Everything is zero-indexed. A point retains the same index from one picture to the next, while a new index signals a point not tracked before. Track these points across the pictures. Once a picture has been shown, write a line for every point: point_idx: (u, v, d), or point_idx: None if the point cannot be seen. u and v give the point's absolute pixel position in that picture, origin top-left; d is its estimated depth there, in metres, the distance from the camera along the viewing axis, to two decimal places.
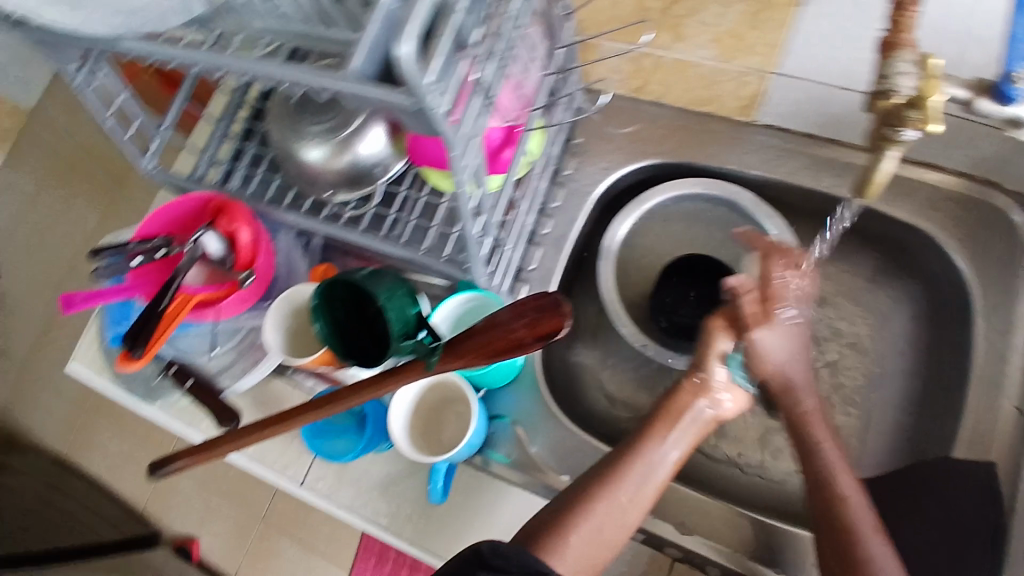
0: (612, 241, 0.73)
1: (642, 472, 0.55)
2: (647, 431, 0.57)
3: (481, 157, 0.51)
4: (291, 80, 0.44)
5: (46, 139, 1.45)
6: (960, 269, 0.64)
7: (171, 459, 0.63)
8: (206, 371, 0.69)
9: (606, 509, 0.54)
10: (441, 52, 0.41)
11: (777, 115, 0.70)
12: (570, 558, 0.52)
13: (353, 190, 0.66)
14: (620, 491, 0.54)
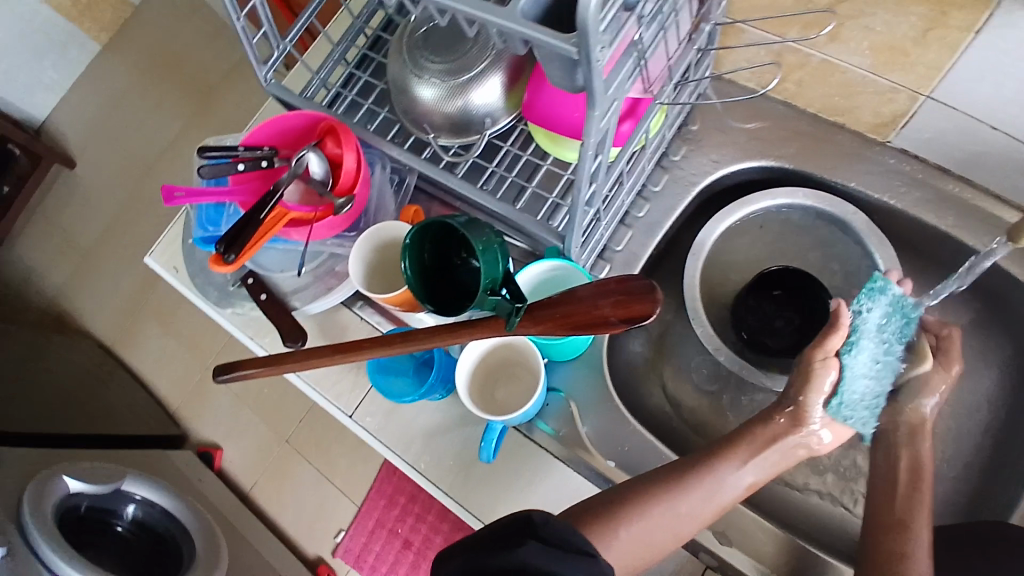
0: (707, 239, 0.72)
1: (707, 490, 0.58)
2: (728, 453, 0.60)
3: (613, 122, 0.49)
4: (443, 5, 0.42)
5: (182, 63, 1.69)
6: None
7: (236, 365, 0.65)
8: (281, 288, 0.72)
9: (663, 514, 0.57)
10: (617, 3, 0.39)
11: (913, 141, 0.65)
12: (617, 549, 0.56)
13: (458, 135, 0.68)
14: (682, 501, 0.57)
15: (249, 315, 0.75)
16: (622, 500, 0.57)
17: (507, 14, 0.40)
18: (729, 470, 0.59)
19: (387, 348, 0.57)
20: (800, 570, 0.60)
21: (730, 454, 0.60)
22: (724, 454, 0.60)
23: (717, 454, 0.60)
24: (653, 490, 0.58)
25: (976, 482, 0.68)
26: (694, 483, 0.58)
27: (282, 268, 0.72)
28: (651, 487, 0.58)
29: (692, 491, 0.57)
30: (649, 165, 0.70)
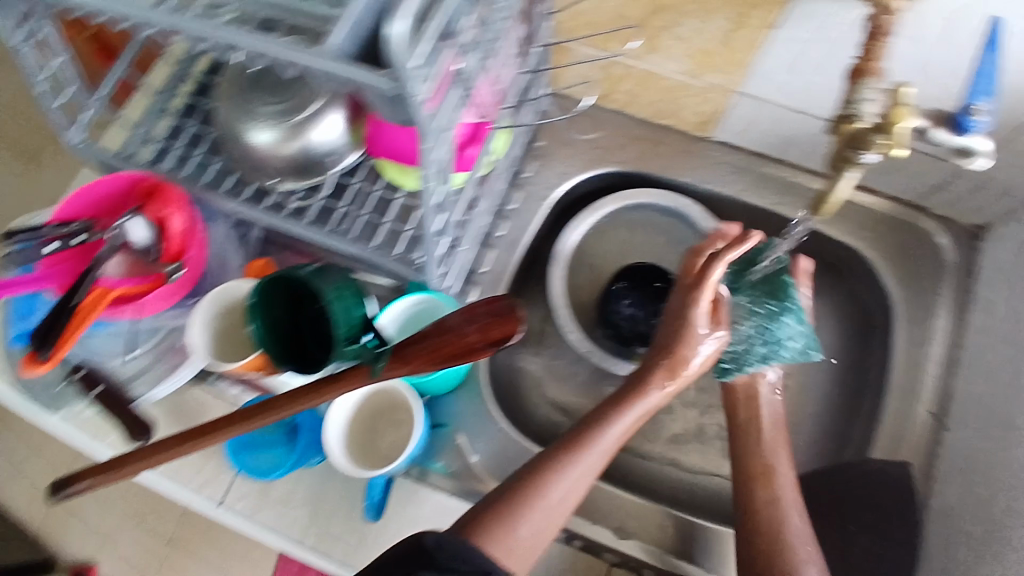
0: (565, 246, 0.74)
1: (597, 448, 0.56)
2: (604, 415, 0.58)
3: (450, 151, 0.48)
4: (257, 49, 0.41)
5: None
6: (886, 284, 0.72)
7: (76, 478, 0.58)
8: (117, 377, 0.65)
9: (553, 496, 0.54)
10: (432, 34, 0.37)
11: (733, 134, 0.71)
12: (518, 548, 0.52)
13: (302, 178, 0.64)
14: (569, 476, 0.55)
15: (86, 413, 0.66)
16: (510, 495, 0.54)
17: (322, 52, 0.39)
18: (620, 419, 0.58)
19: (238, 424, 0.53)
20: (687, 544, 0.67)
21: (609, 415, 0.58)
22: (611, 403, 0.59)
23: (604, 405, 0.59)
24: (539, 466, 0.55)
25: (835, 428, 0.75)
26: (585, 446, 0.56)
27: (113, 354, 0.65)
28: (538, 465, 0.55)
29: (583, 453, 0.56)
30: (503, 183, 0.70)
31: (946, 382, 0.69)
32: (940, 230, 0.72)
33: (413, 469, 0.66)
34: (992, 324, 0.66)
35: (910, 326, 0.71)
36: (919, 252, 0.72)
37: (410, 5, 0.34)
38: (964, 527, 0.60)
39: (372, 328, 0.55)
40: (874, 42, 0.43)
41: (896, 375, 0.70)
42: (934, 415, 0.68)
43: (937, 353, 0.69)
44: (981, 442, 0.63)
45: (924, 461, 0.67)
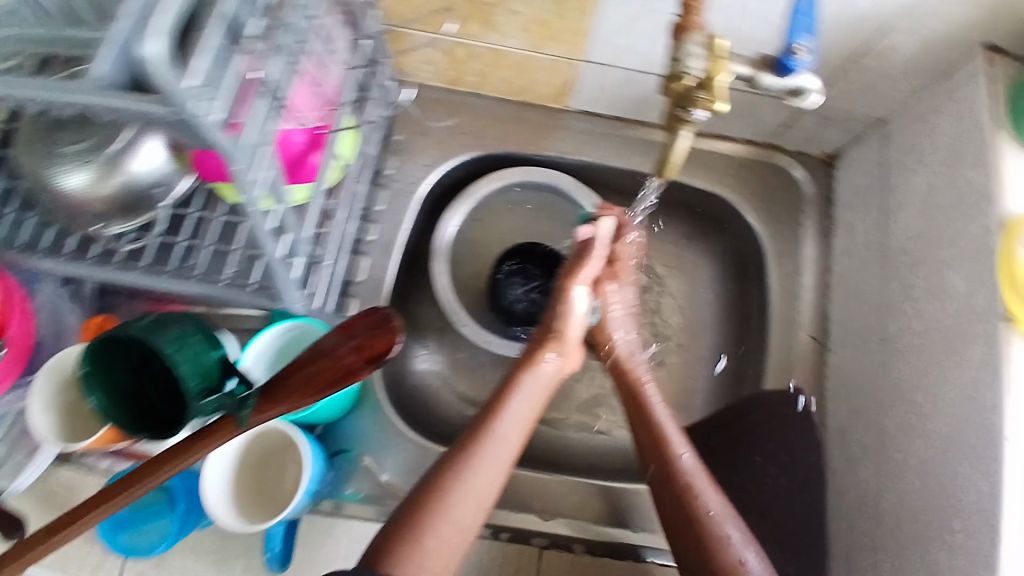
0: (443, 240, 0.71)
1: (484, 464, 0.53)
2: (495, 408, 0.56)
3: (276, 166, 0.44)
4: (27, 96, 0.37)
5: None
6: (750, 222, 0.74)
7: None
8: None
9: (458, 501, 0.52)
10: (206, 52, 0.35)
11: (587, 102, 0.71)
12: (430, 563, 0.49)
13: (131, 217, 0.59)
14: (471, 476, 0.53)
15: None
16: (413, 510, 0.51)
17: (89, 88, 0.35)
18: (502, 428, 0.55)
19: (115, 500, 0.50)
20: (617, 510, 0.68)
21: (500, 407, 0.56)
22: (491, 412, 0.56)
23: (481, 419, 0.56)
24: (424, 498, 0.51)
25: (732, 368, 0.77)
26: (469, 465, 0.53)
27: None
28: (421, 497, 0.51)
29: (467, 473, 0.53)
30: (365, 186, 0.66)
31: (821, 306, 0.73)
32: (795, 164, 0.76)
33: (325, 501, 0.63)
34: (851, 246, 0.70)
35: (779, 261, 0.73)
36: (779, 188, 0.75)
37: (164, 22, 0.33)
38: (858, 441, 0.65)
39: (233, 373, 0.53)
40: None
41: (776, 306, 0.73)
42: (815, 338, 0.72)
43: (810, 280, 0.73)
44: (859, 358, 0.67)
45: (812, 385, 0.71)
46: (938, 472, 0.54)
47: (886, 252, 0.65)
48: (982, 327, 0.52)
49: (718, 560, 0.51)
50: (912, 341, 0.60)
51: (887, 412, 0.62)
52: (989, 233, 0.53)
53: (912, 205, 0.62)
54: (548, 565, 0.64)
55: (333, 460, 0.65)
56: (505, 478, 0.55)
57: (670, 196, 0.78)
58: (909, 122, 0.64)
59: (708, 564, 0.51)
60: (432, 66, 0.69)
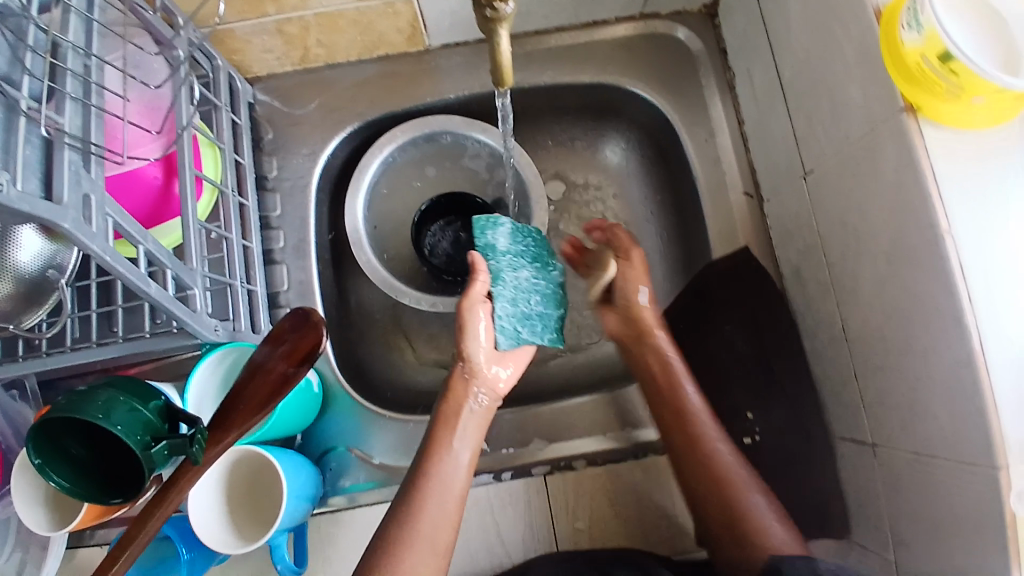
0: (355, 222, 0.69)
1: (431, 514, 0.54)
2: (431, 445, 0.57)
3: (122, 212, 0.44)
4: None
5: None
6: (650, 99, 0.74)
7: None
8: None
9: (413, 545, 0.52)
10: None
11: (441, 34, 0.69)
12: None
13: (38, 306, 0.59)
14: (421, 519, 0.53)
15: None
16: (382, 548, 0.52)
17: None
18: (441, 469, 0.56)
19: (121, 560, 0.51)
20: (616, 419, 0.68)
21: (436, 446, 0.57)
22: (430, 452, 0.57)
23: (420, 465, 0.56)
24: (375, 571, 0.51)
25: (681, 246, 0.77)
26: (412, 518, 0.53)
27: None
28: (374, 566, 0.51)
29: (417, 530, 0.53)
30: (249, 197, 0.65)
31: (745, 161, 0.72)
32: (676, 25, 0.74)
33: (334, 499, 0.64)
34: (753, 89, 0.69)
35: (692, 128, 0.72)
36: (667, 55, 0.74)
37: None
38: (814, 280, 0.64)
39: (180, 417, 0.51)
40: None
41: (702, 174, 0.72)
42: (749, 196, 0.71)
43: (727, 139, 0.72)
44: (791, 199, 0.65)
45: (757, 238, 0.71)
46: (892, 285, 0.53)
47: (785, 83, 0.63)
48: (888, 126, 0.50)
49: (730, 494, 0.58)
50: (831, 163, 0.58)
51: (829, 243, 0.61)
52: (867, 26, 0.51)
53: (795, 26, 0.60)
54: (554, 489, 0.67)
55: (326, 459, 0.65)
56: (455, 526, 0.55)
57: (567, 100, 0.76)
58: None
59: (720, 496, 0.58)
60: (273, 52, 0.67)
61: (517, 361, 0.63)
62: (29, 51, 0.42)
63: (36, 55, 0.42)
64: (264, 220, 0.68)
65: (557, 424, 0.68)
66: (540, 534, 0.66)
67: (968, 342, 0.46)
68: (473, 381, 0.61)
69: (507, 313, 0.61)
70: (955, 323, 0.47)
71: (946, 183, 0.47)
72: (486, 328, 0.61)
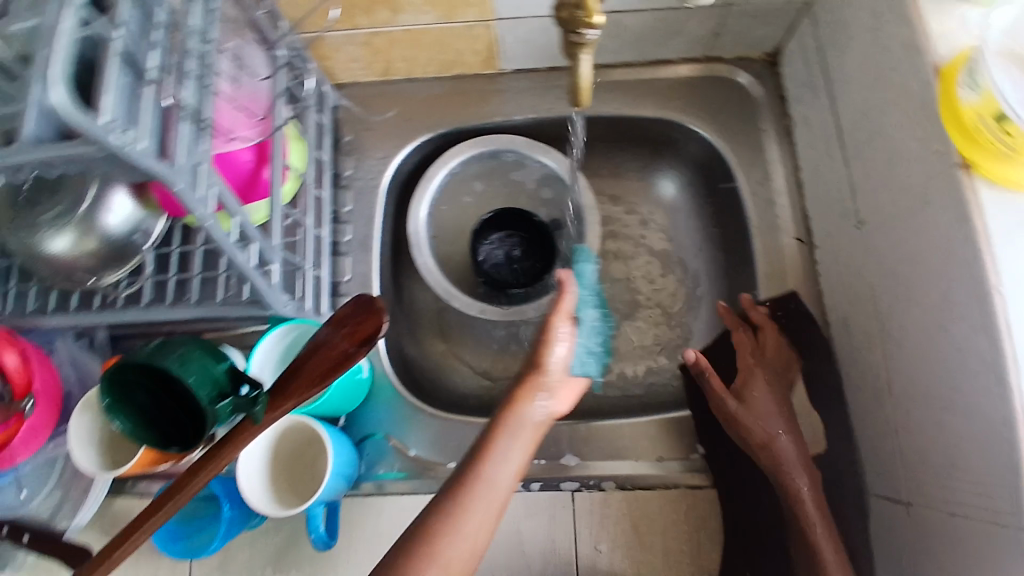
0: (417, 225, 0.73)
1: (457, 536, 0.46)
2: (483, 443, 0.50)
3: (221, 181, 0.48)
4: None
5: None
6: (709, 138, 0.77)
7: None
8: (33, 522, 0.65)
9: (448, 548, 0.46)
10: (111, 88, 0.39)
11: (516, 60, 0.74)
12: None
13: (120, 265, 0.63)
14: (463, 522, 0.47)
15: (29, 561, 0.69)
16: (412, 545, 0.46)
17: (23, 148, 0.37)
18: (482, 484, 0.48)
19: (164, 510, 0.54)
20: (652, 444, 0.70)
21: (489, 444, 0.50)
22: (481, 451, 0.50)
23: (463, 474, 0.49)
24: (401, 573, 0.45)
25: (727, 283, 0.79)
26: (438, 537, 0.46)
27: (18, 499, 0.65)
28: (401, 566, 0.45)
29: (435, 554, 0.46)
30: (325, 191, 0.70)
31: (798, 206, 0.74)
32: (739, 70, 0.78)
33: (365, 484, 0.66)
34: (811, 137, 0.71)
35: (749, 170, 0.75)
36: (728, 99, 0.77)
37: (55, 71, 0.36)
38: (861, 328, 0.65)
39: (244, 379, 0.55)
40: None
41: (755, 214, 0.75)
42: (801, 240, 0.73)
43: (782, 183, 0.75)
44: (843, 245, 0.67)
45: (804, 282, 0.73)
46: (939, 337, 0.54)
47: (843, 133, 0.66)
48: (943, 181, 0.52)
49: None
50: (883, 214, 0.60)
51: (880, 291, 0.62)
52: (927, 85, 0.53)
53: (856, 79, 0.63)
54: (581, 506, 0.68)
55: (362, 446, 0.68)
56: (492, 535, 0.48)
57: (628, 132, 0.80)
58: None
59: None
60: (358, 62, 0.72)
61: (569, 395, 0.55)
62: (156, 27, 0.44)
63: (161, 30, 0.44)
64: (334, 214, 0.73)
65: (594, 442, 0.70)
66: (564, 546, 0.67)
67: (1011, 400, 0.46)
68: (542, 388, 0.53)
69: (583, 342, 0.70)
70: (998, 380, 0.47)
71: (998, 241, 0.48)
72: (566, 347, 0.55)
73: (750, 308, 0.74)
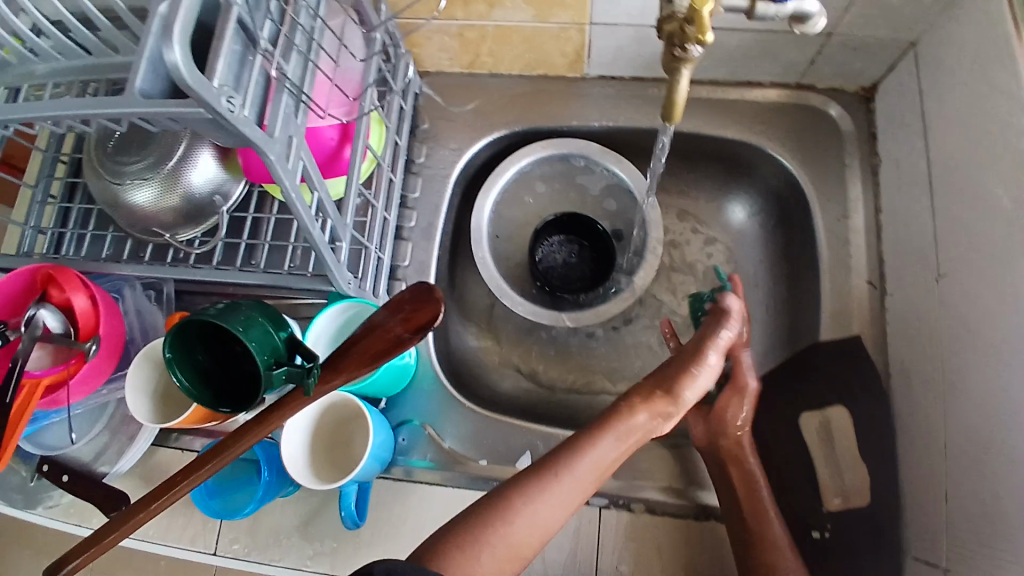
0: (481, 219, 0.73)
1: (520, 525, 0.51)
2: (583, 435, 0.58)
3: (308, 154, 0.49)
4: (78, 116, 0.41)
5: None
6: (789, 167, 0.75)
7: (63, 562, 0.55)
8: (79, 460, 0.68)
9: (529, 513, 0.52)
10: (223, 55, 0.39)
11: (602, 66, 0.73)
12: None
13: (195, 224, 0.66)
14: (550, 493, 0.53)
15: (64, 501, 0.70)
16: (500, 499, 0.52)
17: (131, 101, 0.39)
18: (554, 485, 0.54)
19: (210, 464, 0.55)
20: (687, 472, 0.69)
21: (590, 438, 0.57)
22: (581, 440, 0.57)
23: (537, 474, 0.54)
24: (486, 520, 0.50)
25: (788, 318, 0.76)
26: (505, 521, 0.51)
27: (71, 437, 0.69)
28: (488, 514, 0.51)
29: (496, 537, 0.50)
30: (397, 175, 0.71)
31: (875, 249, 0.71)
32: (830, 102, 0.75)
33: (396, 469, 0.66)
34: (899, 179, 0.69)
35: (827, 206, 0.73)
36: (814, 129, 0.75)
37: (181, 32, 0.36)
38: (925, 383, 0.62)
39: (300, 349, 0.55)
40: None
41: (828, 251, 0.72)
42: (873, 284, 0.71)
43: (861, 223, 0.72)
44: (916, 295, 0.65)
45: (871, 328, 0.70)
46: (1016, 407, 0.51)
47: (935, 180, 0.63)
48: None
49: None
50: (968, 269, 0.58)
51: (951, 348, 0.59)
52: None
53: (956, 125, 0.60)
54: (607, 523, 0.66)
55: (398, 430, 0.68)
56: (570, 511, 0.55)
57: (705, 152, 0.79)
58: (943, 39, 0.62)
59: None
60: (447, 53, 0.73)
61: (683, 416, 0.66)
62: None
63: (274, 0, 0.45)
64: (402, 199, 0.74)
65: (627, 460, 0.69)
66: (586, 556, 0.65)
67: None
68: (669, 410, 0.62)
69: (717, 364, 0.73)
70: None
71: None
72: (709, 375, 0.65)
73: (810, 348, 0.72)
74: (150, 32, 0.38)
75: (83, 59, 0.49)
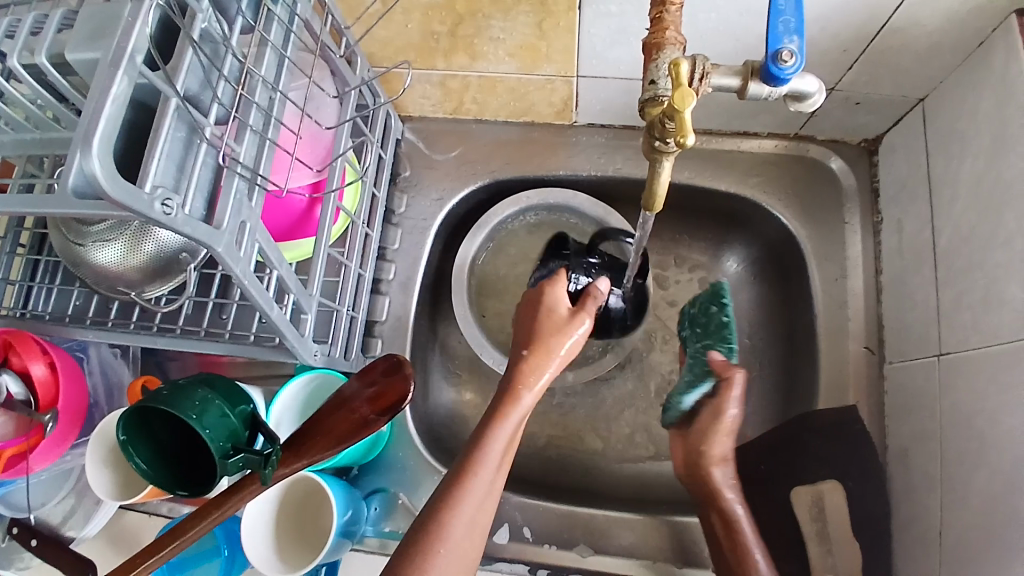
0: (461, 272, 0.70)
1: (482, 496, 0.49)
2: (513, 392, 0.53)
3: (265, 235, 0.46)
4: (12, 210, 0.38)
5: None
6: (786, 224, 0.71)
7: None
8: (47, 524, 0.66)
9: (481, 480, 0.50)
10: (156, 156, 0.36)
11: (592, 115, 0.69)
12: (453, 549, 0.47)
13: (163, 281, 0.62)
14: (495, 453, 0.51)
15: (36, 562, 0.69)
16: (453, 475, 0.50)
17: (63, 200, 0.36)
18: (498, 458, 0.51)
19: (168, 548, 0.53)
20: (673, 547, 0.65)
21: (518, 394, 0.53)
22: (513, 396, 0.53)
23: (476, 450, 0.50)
24: (445, 501, 0.48)
25: (781, 379, 0.73)
26: (467, 499, 0.48)
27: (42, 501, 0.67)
28: (446, 495, 0.48)
29: (461, 522, 0.48)
30: (374, 229, 0.67)
31: (874, 313, 0.68)
32: (831, 153, 0.71)
33: (369, 540, 0.64)
34: (901, 243, 0.65)
35: (824, 266, 0.69)
36: (815, 183, 0.71)
37: (101, 141, 0.33)
38: (922, 467, 0.59)
39: (261, 428, 0.52)
40: (664, 8, 0.42)
41: (825, 315, 0.68)
42: (870, 350, 0.67)
43: (860, 285, 0.68)
44: (916, 370, 0.61)
45: (867, 399, 0.66)
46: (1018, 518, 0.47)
47: (940, 252, 0.59)
48: None
49: None
50: (971, 354, 0.54)
51: (948, 434, 0.56)
52: None
53: (961, 198, 0.56)
54: None
55: (371, 498, 0.66)
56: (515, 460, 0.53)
57: (697, 201, 0.75)
58: (952, 101, 0.58)
59: None
60: (430, 100, 0.69)
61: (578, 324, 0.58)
62: (221, 79, 0.42)
63: (226, 83, 0.42)
64: (381, 250, 0.70)
65: (611, 534, 0.65)
66: None
67: None
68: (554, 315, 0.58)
69: (698, 366, 0.70)
70: None
71: None
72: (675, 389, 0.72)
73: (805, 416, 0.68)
74: (72, 146, 0.33)
75: (30, 131, 0.44)
